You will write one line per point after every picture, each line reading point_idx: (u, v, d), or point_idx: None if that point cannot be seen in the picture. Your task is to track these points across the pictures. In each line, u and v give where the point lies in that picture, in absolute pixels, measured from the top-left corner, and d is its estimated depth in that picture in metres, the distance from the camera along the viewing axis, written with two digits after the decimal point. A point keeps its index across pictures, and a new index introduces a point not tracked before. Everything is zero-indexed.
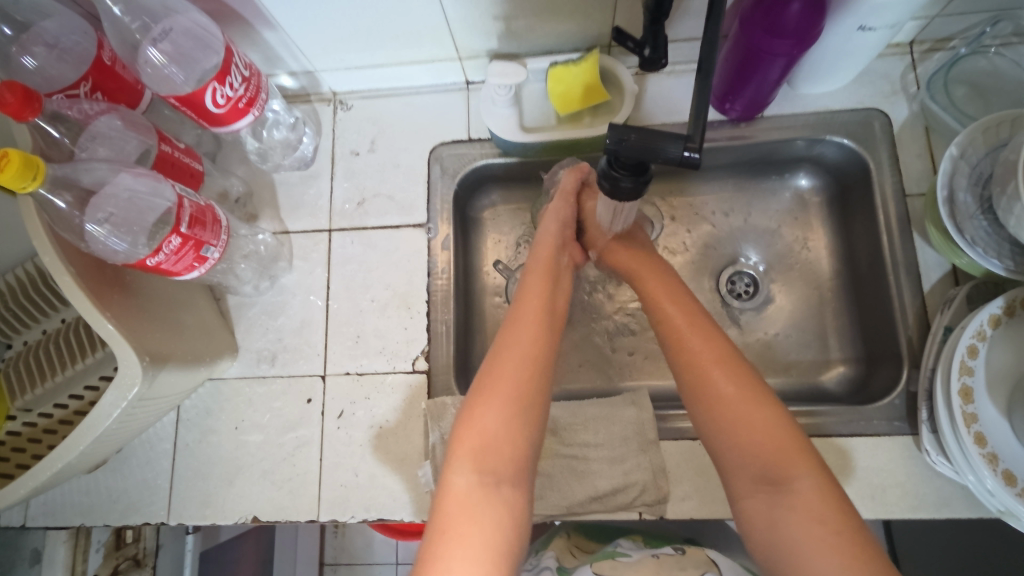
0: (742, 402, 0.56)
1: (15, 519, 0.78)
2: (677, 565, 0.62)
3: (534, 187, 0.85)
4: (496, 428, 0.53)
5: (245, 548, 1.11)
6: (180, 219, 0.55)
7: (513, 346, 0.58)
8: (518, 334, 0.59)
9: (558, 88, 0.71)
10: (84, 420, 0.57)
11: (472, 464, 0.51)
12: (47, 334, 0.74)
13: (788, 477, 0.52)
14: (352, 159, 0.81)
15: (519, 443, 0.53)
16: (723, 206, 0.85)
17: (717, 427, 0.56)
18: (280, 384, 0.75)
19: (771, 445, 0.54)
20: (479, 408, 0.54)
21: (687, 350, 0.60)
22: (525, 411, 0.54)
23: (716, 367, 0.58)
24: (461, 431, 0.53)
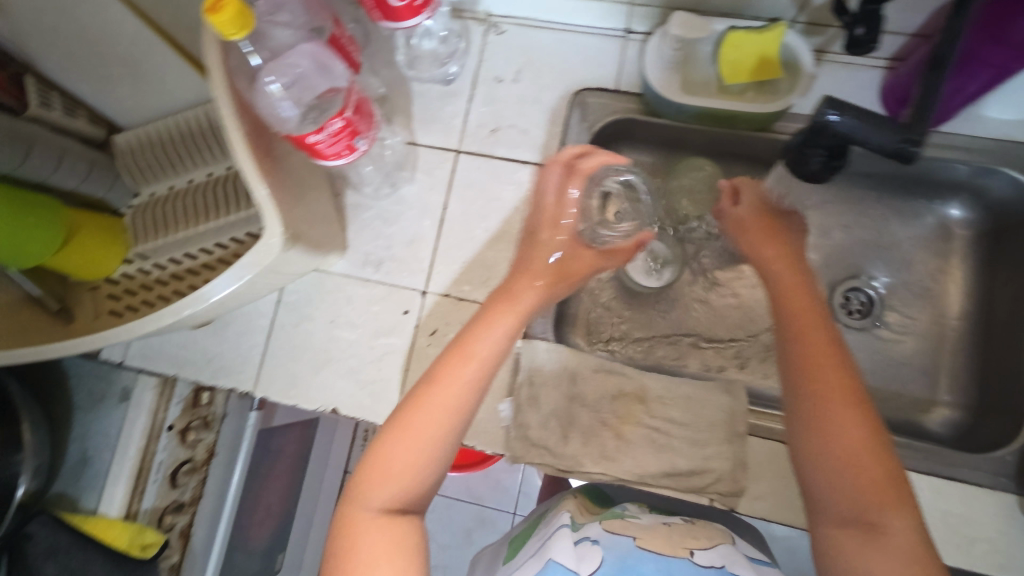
0: (851, 418, 0.51)
1: (116, 355, 0.81)
2: (690, 536, 0.58)
3: (668, 153, 0.81)
4: (396, 482, 0.51)
5: (289, 437, 1.17)
6: (347, 104, 0.55)
7: (445, 390, 0.53)
8: (452, 373, 0.54)
9: (732, 54, 0.66)
10: (197, 289, 0.60)
11: (385, 485, 0.50)
12: (174, 191, 0.79)
13: (874, 505, 0.48)
14: (495, 86, 0.79)
15: (425, 484, 0.52)
16: (858, 217, 0.81)
17: (815, 429, 0.51)
18: (380, 290, 0.76)
19: (865, 468, 0.49)
20: (389, 434, 0.52)
21: (807, 346, 0.55)
22: (421, 466, 0.51)
23: (827, 372, 0.53)
24: (372, 464, 0.51)
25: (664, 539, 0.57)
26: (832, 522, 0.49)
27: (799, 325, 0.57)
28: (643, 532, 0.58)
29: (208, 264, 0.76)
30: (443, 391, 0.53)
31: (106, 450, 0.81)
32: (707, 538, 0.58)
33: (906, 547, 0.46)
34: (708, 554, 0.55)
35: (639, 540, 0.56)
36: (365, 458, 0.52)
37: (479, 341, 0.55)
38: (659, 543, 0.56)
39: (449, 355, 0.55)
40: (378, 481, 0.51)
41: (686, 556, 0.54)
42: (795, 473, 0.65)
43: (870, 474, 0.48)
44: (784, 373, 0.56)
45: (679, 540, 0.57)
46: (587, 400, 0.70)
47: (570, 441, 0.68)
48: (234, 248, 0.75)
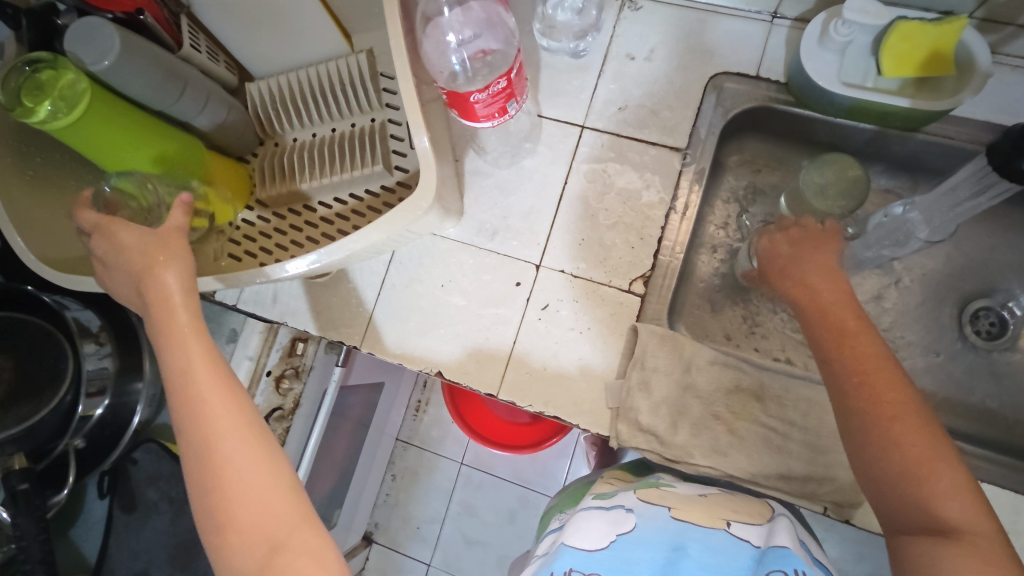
0: (912, 426, 0.49)
1: (229, 298, 0.83)
2: (729, 509, 0.60)
3: (795, 148, 0.79)
4: (253, 526, 0.49)
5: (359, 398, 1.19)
6: (514, 65, 0.54)
7: (229, 431, 0.51)
8: (221, 437, 0.51)
9: (901, 46, 0.62)
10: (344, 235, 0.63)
11: (249, 531, 0.49)
12: (297, 144, 0.80)
13: (950, 506, 0.47)
14: (627, 63, 0.77)
15: (297, 496, 0.51)
16: (1002, 233, 0.75)
17: (880, 440, 0.49)
18: (493, 259, 0.76)
19: (938, 474, 0.48)
20: (221, 472, 0.50)
21: (857, 361, 0.52)
22: (253, 514, 0.49)
23: (859, 373, 0.51)
24: (226, 511, 0.49)
25: (702, 510, 0.59)
26: (906, 531, 0.48)
27: (839, 332, 0.53)
28: (680, 502, 0.60)
29: (325, 218, 0.77)
30: (232, 445, 0.51)
31: None
32: (748, 512, 0.60)
33: (989, 547, 0.45)
34: (745, 526, 0.57)
35: (674, 509, 0.58)
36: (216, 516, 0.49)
37: (191, 389, 0.52)
38: (696, 513, 0.58)
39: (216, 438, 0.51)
40: (251, 518, 0.49)
41: (724, 527, 0.56)
42: None
43: (942, 479, 0.47)
44: (832, 384, 0.53)
45: (717, 511, 0.59)
46: (701, 392, 0.68)
47: (680, 430, 0.67)
48: (353, 206, 0.76)
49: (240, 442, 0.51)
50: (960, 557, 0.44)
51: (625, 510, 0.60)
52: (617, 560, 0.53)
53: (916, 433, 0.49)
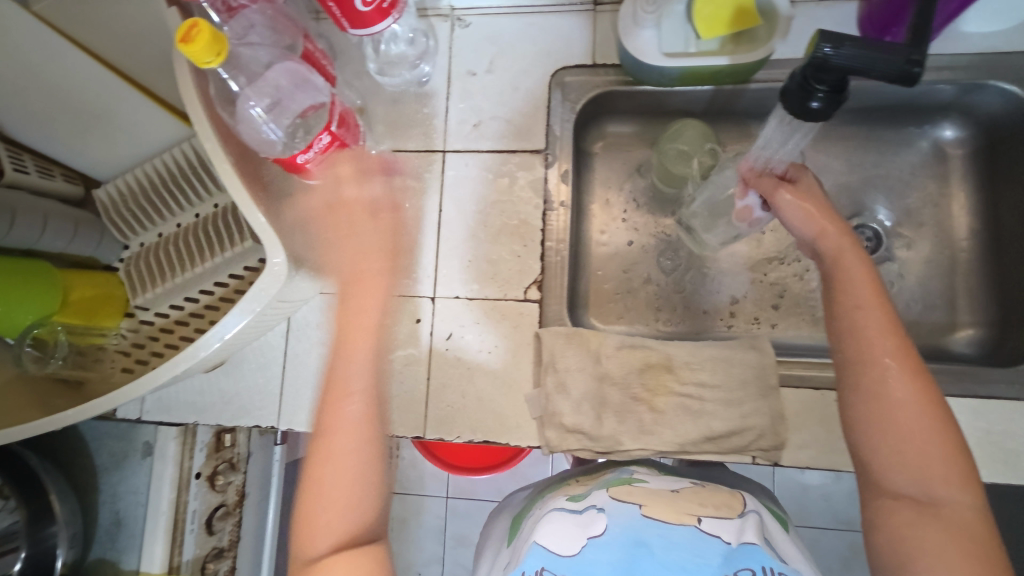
0: (914, 391, 0.50)
1: (131, 413, 0.79)
2: (697, 501, 0.57)
3: (652, 121, 0.81)
4: (344, 500, 0.58)
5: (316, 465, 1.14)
6: (332, 118, 0.53)
7: (337, 431, 0.59)
8: (338, 413, 0.61)
9: (707, 9, 0.65)
10: (203, 332, 0.58)
11: (348, 496, 0.58)
12: (163, 238, 0.77)
13: (944, 491, 0.48)
14: (470, 80, 0.78)
15: (363, 500, 0.59)
16: (854, 153, 0.80)
17: (885, 418, 0.51)
18: (389, 302, 0.75)
19: (931, 452, 0.49)
20: (317, 471, 0.59)
21: (862, 325, 0.53)
22: (354, 479, 0.59)
23: (883, 356, 0.52)
24: (315, 472, 0.59)
25: (668, 506, 0.56)
26: (891, 495, 0.50)
27: (851, 303, 0.54)
28: (648, 498, 0.57)
29: (209, 306, 0.74)
30: (344, 435, 0.60)
31: (139, 507, 0.80)
32: (713, 504, 0.57)
33: (965, 522, 0.47)
34: (716, 522, 0.53)
35: (645, 506, 0.55)
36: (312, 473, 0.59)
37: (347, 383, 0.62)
38: (664, 510, 0.55)
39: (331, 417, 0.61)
40: (336, 509, 0.58)
41: (692, 523, 0.52)
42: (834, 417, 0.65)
43: (934, 445, 0.49)
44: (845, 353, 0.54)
45: (686, 506, 0.55)
46: (616, 378, 0.69)
47: (605, 421, 0.68)
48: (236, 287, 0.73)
49: (350, 434, 0.60)
50: (935, 527, 0.47)
51: (595, 510, 0.56)
52: (583, 561, 0.50)
53: (931, 427, 0.49)
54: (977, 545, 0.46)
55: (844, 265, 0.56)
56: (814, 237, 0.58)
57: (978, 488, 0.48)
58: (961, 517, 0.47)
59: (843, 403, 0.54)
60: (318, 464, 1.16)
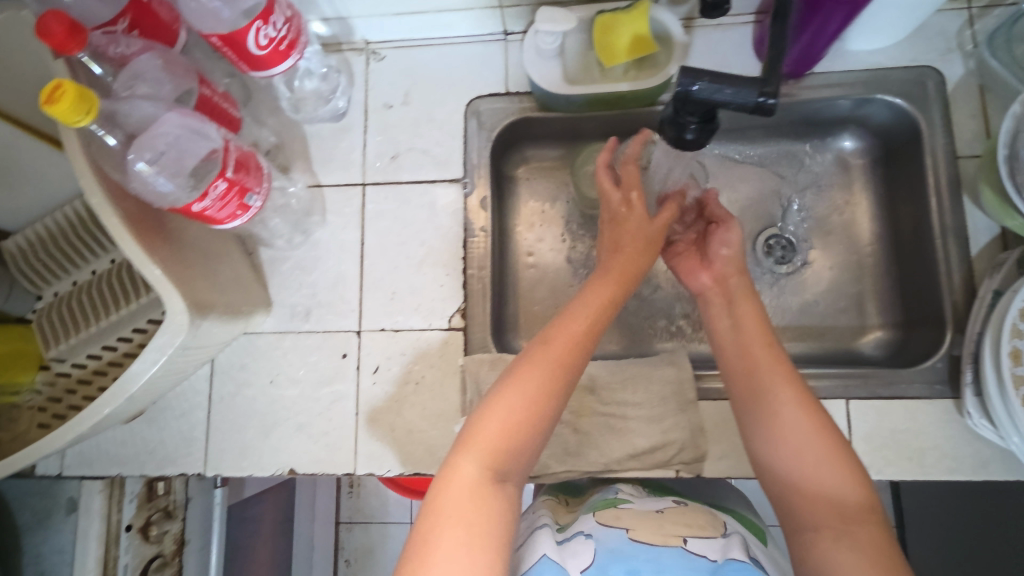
0: (804, 418, 0.54)
1: (53, 468, 0.78)
2: (681, 522, 0.58)
3: (571, 144, 0.83)
4: (515, 420, 0.49)
5: (265, 504, 1.10)
6: (226, 164, 0.53)
7: (534, 388, 0.50)
8: (563, 330, 0.54)
9: (604, 38, 0.68)
10: (112, 383, 0.56)
11: (521, 424, 0.49)
12: (62, 296, 0.74)
13: (850, 514, 0.49)
14: (386, 112, 0.78)
15: (521, 449, 0.49)
16: (765, 167, 0.83)
17: (784, 447, 0.54)
18: (314, 339, 0.74)
19: (829, 475, 0.51)
20: (461, 461, 0.48)
21: (752, 360, 0.58)
22: (544, 415, 0.50)
23: (779, 386, 0.56)
24: (502, 391, 0.50)
25: (654, 527, 0.56)
26: (803, 524, 0.51)
27: (746, 340, 0.59)
28: (636, 520, 0.57)
29: (113, 362, 0.71)
30: (560, 340, 0.53)
31: (63, 566, 0.76)
32: (698, 522, 0.57)
33: (872, 540, 0.47)
34: (701, 542, 0.54)
35: (632, 530, 0.56)
36: (495, 386, 0.51)
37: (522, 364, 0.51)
38: (651, 533, 0.55)
39: (547, 336, 0.53)
40: (466, 502, 0.46)
41: (680, 545, 0.54)
42: None
43: (829, 466, 0.51)
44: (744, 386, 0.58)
45: (672, 527, 0.56)
46: None
47: None
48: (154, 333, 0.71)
49: (572, 339, 0.53)
50: (846, 549, 0.47)
51: (583, 537, 0.57)
52: None
53: (829, 450, 0.52)
54: (884, 561, 0.46)
55: (742, 310, 0.62)
56: (733, 272, 0.65)
57: (877, 506, 0.49)
58: (867, 535, 0.48)
59: (748, 436, 0.57)
60: (270, 500, 1.10)
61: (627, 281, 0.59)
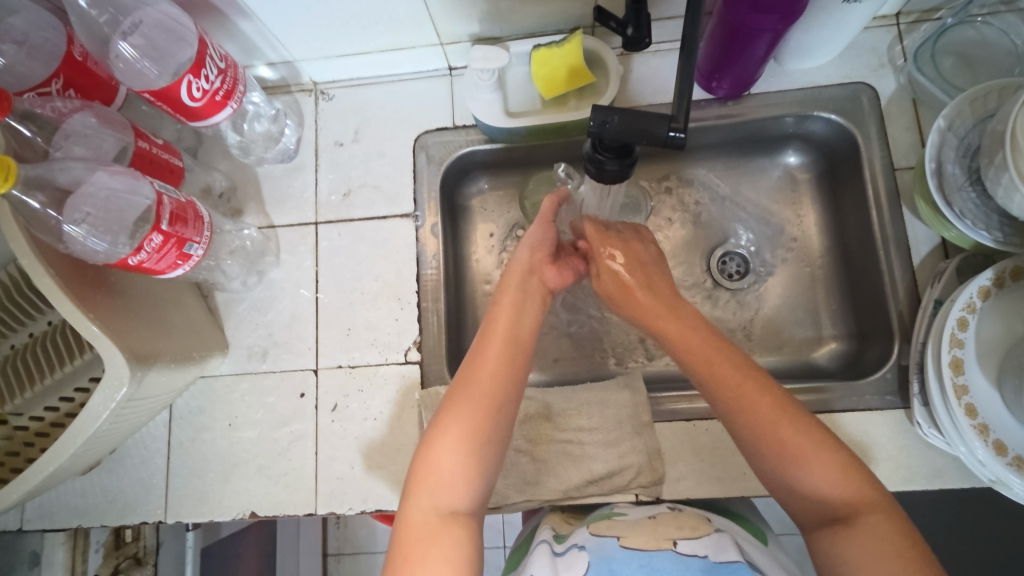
0: (785, 425, 0.52)
1: (12, 522, 0.74)
2: (675, 526, 0.58)
3: (523, 173, 0.84)
4: (460, 456, 0.51)
5: (246, 542, 1.00)
6: (160, 217, 0.54)
7: (470, 423, 0.52)
8: (480, 369, 0.55)
9: (543, 71, 0.69)
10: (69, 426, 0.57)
11: (458, 460, 0.51)
12: (14, 349, 0.72)
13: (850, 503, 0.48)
14: (337, 150, 0.79)
15: (472, 478, 0.51)
16: (714, 184, 0.84)
17: (764, 448, 0.52)
18: (272, 380, 0.74)
19: (825, 473, 0.50)
20: (413, 498, 0.50)
21: (718, 374, 0.55)
22: (486, 444, 0.52)
23: (743, 387, 0.54)
24: (438, 431, 0.52)
25: (648, 534, 0.57)
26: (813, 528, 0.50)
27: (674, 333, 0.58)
28: (628, 530, 0.59)
29: (70, 414, 0.70)
30: (485, 370, 0.55)
31: None
32: (690, 527, 0.58)
33: (886, 529, 0.46)
34: (691, 542, 0.55)
35: (623, 538, 0.57)
36: (429, 430, 0.53)
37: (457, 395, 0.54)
38: (643, 539, 0.56)
39: (468, 373, 0.55)
40: (422, 540, 0.48)
41: (671, 546, 0.54)
42: (706, 448, 0.67)
43: (819, 467, 0.50)
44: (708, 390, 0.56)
45: (663, 532, 0.57)
46: None
47: None
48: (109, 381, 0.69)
49: (491, 369, 0.55)
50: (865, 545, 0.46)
51: (577, 549, 0.58)
52: None
53: (807, 439, 0.51)
54: (897, 549, 0.45)
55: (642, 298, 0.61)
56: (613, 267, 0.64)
57: (874, 492, 0.49)
58: (876, 526, 0.47)
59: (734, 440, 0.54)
60: (251, 537, 1.01)
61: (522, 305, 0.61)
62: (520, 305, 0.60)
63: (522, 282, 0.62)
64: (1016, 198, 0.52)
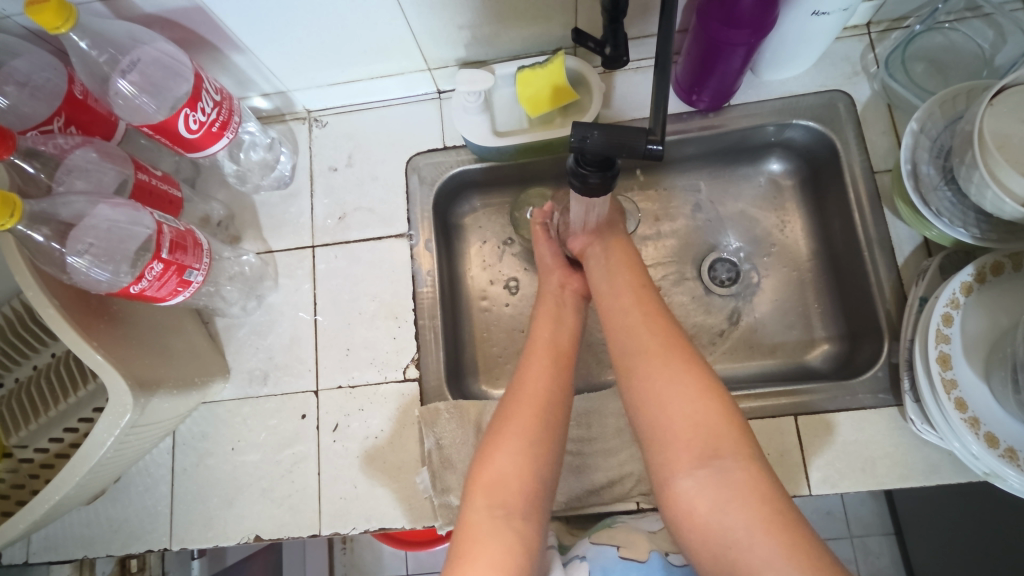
0: (675, 372, 0.52)
1: (18, 556, 0.74)
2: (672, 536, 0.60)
3: (514, 191, 0.86)
4: (517, 458, 0.53)
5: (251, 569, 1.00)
6: (160, 245, 0.55)
7: (524, 424, 0.54)
8: (530, 376, 0.58)
9: (527, 91, 0.72)
10: (72, 457, 0.58)
11: (517, 460, 0.53)
12: (18, 382, 0.73)
13: (712, 446, 0.49)
14: (331, 175, 0.81)
15: (532, 480, 0.52)
16: (700, 194, 0.85)
17: (638, 379, 0.53)
18: (273, 402, 0.75)
19: (702, 422, 0.50)
20: (472, 499, 0.51)
21: (632, 326, 0.56)
22: (542, 447, 0.54)
23: (644, 332, 0.56)
24: (496, 434, 0.54)
25: (647, 543, 0.59)
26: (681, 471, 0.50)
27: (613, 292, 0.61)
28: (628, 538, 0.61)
29: (75, 443, 0.71)
30: (536, 374, 0.58)
31: None
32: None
33: (740, 477, 0.47)
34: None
35: (622, 547, 0.59)
36: (486, 438, 0.55)
37: (514, 398, 0.57)
38: (641, 549, 0.58)
39: (520, 379, 0.58)
40: (482, 539, 0.49)
41: (663, 555, 0.58)
42: None
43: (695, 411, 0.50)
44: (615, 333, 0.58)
45: (660, 540, 0.60)
46: None
47: None
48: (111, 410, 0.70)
49: (541, 375, 0.58)
50: (719, 487, 0.47)
51: (579, 559, 0.59)
52: None
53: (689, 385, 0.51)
54: (751, 498, 0.46)
55: (621, 262, 0.63)
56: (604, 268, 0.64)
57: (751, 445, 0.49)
58: (740, 474, 0.47)
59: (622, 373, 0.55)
60: (257, 564, 1.01)
61: (560, 315, 0.65)
62: (558, 317, 0.65)
63: (557, 299, 0.67)
64: (988, 195, 0.54)
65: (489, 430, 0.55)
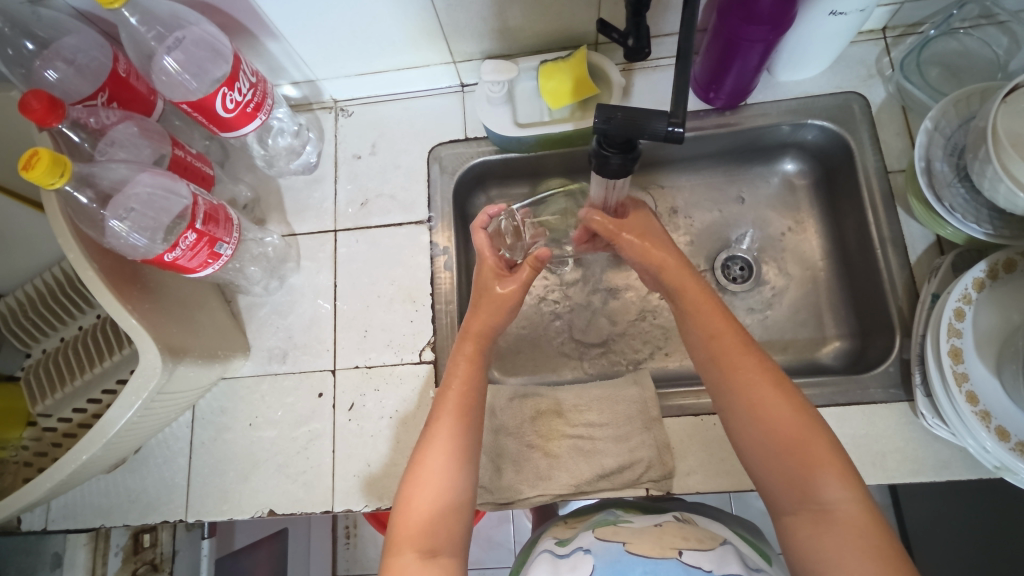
0: (781, 405, 0.52)
1: (37, 523, 0.74)
2: (680, 534, 0.57)
3: (532, 183, 0.87)
4: (438, 498, 0.53)
5: (257, 557, 0.99)
6: (195, 216, 0.58)
7: (436, 467, 0.54)
8: (445, 409, 0.57)
9: (549, 83, 0.74)
10: (94, 426, 0.59)
11: (436, 501, 0.53)
12: (45, 353, 0.75)
13: (827, 486, 0.49)
14: (355, 162, 0.84)
15: (447, 522, 0.52)
16: (713, 192, 0.87)
17: (744, 418, 0.53)
18: (291, 380, 0.77)
19: (817, 458, 0.50)
20: (399, 548, 0.51)
21: (732, 358, 0.55)
22: (457, 491, 0.54)
23: (745, 365, 0.54)
24: (414, 473, 0.54)
25: (655, 542, 0.55)
26: (787, 511, 0.50)
27: (696, 313, 0.59)
28: (634, 536, 0.57)
29: (97, 414, 0.72)
30: (443, 425, 0.56)
31: None
32: (701, 538, 0.56)
33: (858, 518, 0.47)
34: (696, 553, 0.53)
35: (629, 544, 0.55)
36: (409, 471, 0.55)
37: (436, 433, 0.56)
38: (648, 546, 0.55)
39: (435, 415, 0.58)
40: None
41: (675, 556, 0.52)
42: (715, 442, 0.68)
43: (814, 455, 0.50)
44: (712, 370, 0.56)
45: (668, 541, 0.55)
46: (510, 429, 0.72)
47: (503, 472, 0.70)
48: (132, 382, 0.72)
49: (451, 417, 0.57)
50: (836, 535, 0.47)
51: (582, 551, 0.57)
52: None
53: (798, 422, 0.51)
54: (873, 544, 0.46)
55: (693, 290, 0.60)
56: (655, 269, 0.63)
57: (859, 482, 0.49)
58: (853, 521, 0.47)
59: (727, 416, 0.55)
60: (263, 552, 1.00)
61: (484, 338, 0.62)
62: (476, 359, 0.61)
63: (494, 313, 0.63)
64: (1000, 190, 0.55)
65: (410, 470, 0.55)
